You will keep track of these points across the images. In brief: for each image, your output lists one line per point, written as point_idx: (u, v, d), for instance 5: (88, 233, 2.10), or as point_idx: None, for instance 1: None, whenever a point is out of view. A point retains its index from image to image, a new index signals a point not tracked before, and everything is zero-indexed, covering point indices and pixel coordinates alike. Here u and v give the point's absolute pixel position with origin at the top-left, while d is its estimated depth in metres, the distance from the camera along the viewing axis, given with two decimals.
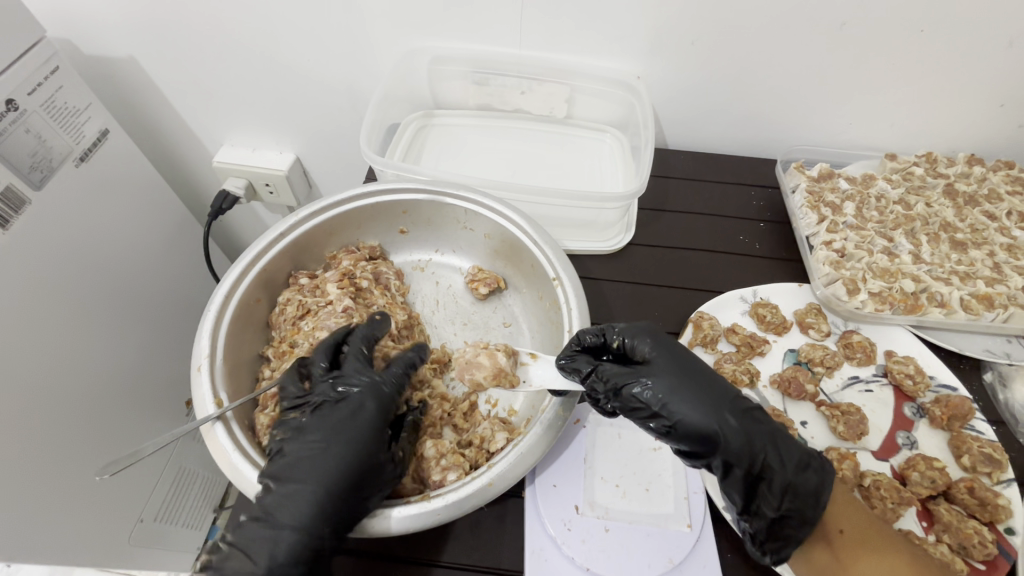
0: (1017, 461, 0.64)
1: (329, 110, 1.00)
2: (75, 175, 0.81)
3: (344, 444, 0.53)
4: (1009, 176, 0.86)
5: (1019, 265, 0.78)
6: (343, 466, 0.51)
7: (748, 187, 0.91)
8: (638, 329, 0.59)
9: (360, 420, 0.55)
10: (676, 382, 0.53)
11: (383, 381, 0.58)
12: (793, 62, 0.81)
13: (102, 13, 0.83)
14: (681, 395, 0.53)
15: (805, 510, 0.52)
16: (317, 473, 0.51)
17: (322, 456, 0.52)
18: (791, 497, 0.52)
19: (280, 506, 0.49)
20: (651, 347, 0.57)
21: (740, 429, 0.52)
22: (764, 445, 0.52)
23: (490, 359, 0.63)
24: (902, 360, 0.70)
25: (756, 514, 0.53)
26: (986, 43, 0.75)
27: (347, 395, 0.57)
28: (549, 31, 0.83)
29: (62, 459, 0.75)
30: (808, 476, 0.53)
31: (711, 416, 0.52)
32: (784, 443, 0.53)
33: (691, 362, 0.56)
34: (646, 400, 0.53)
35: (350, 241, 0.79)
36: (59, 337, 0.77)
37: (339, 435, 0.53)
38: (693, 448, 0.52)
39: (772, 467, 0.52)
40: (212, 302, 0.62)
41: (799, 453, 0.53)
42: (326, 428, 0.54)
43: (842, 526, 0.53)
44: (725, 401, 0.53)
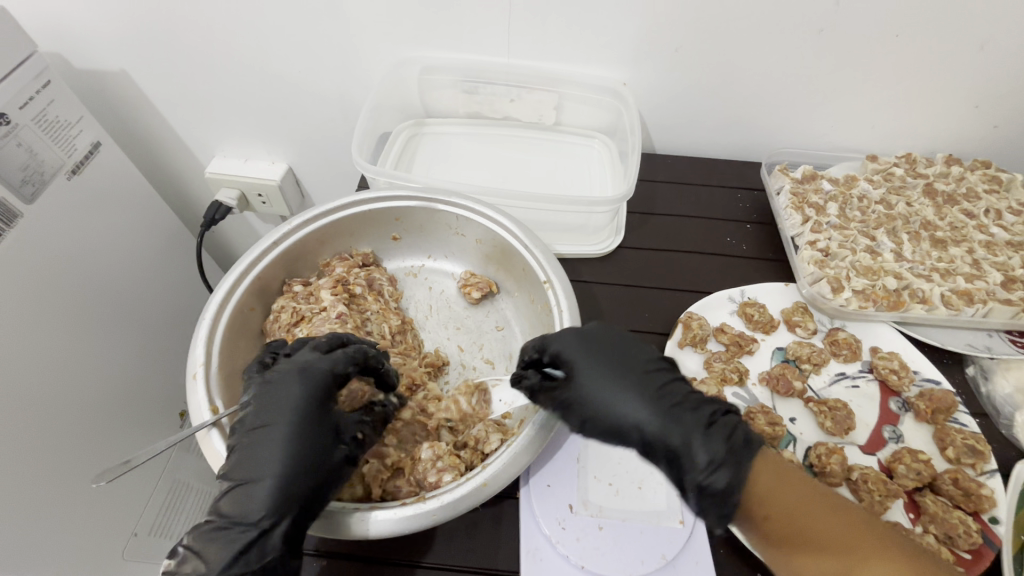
0: (999, 453, 0.65)
1: (320, 119, 1.01)
2: (67, 187, 0.81)
3: (278, 438, 0.51)
4: (986, 175, 0.88)
5: (997, 261, 0.80)
6: (279, 463, 0.50)
7: (735, 190, 0.93)
8: (565, 337, 0.59)
9: (291, 411, 0.52)
10: (595, 393, 0.55)
11: (321, 363, 0.56)
12: (774, 69, 0.83)
13: (94, 28, 0.84)
14: (598, 405, 0.55)
15: (725, 505, 0.48)
16: (262, 466, 0.50)
17: (263, 449, 0.51)
18: (707, 495, 0.49)
19: (229, 502, 0.50)
20: (574, 356, 0.57)
21: (664, 429, 0.52)
22: (679, 446, 0.51)
23: (452, 406, 0.63)
24: (887, 355, 0.71)
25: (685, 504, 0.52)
26: (959, 47, 0.78)
27: (280, 379, 0.54)
28: (536, 39, 0.85)
29: (57, 468, 0.75)
30: (721, 474, 0.49)
31: (632, 423, 0.53)
32: (708, 430, 0.51)
33: (619, 367, 0.56)
34: (574, 415, 0.55)
35: (343, 249, 0.80)
36: (55, 347, 0.77)
37: (276, 418, 0.52)
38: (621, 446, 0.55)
39: (687, 462, 0.50)
40: (207, 310, 0.63)
41: (725, 441, 0.51)
42: (262, 415, 0.53)
43: (768, 513, 0.48)
44: (649, 404, 0.54)
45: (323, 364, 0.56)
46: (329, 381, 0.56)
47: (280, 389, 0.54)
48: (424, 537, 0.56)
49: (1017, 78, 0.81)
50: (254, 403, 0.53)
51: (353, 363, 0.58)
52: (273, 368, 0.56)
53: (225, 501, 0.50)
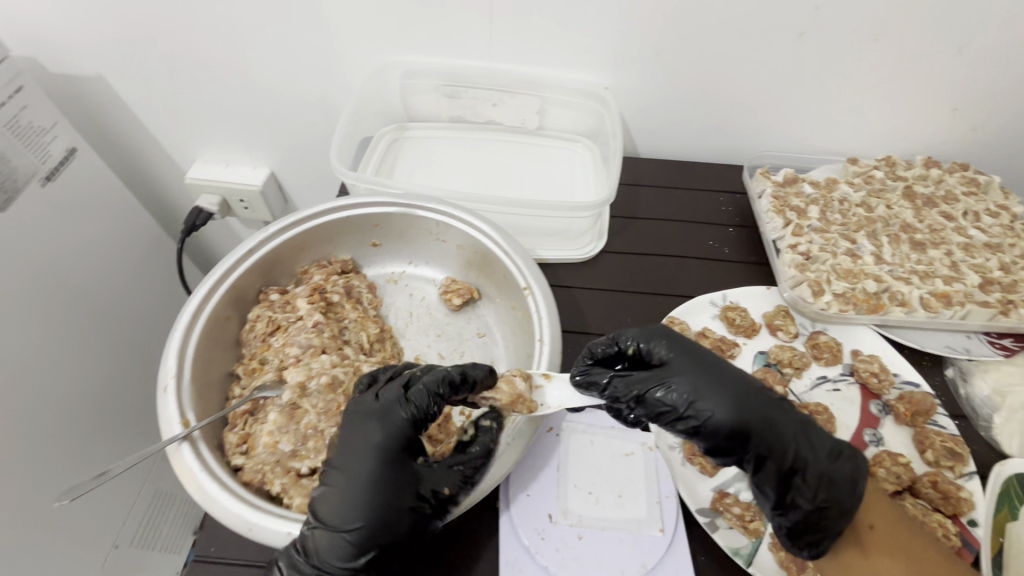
0: (977, 454, 0.66)
1: (301, 124, 1.00)
2: (41, 194, 0.79)
3: (366, 482, 0.49)
4: (964, 178, 0.89)
5: (975, 263, 0.81)
6: (371, 505, 0.48)
7: (717, 194, 0.93)
8: (651, 333, 0.58)
9: (374, 451, 0.50)
10: (699, 380, 0.53)
11: (403, 408, 0.52)
12: (754, 72, 0.83)
13: (68, 32, 0.83)
14: (705, 393, 0.52)
15: (841, 501, 0.52)
16: (353, 510, 0.48)
17: (354, 485, 0.49)
18: (826, 488, 0.52)
19: (315, 545, 0.47)
20: (668, 348, 0.56)
21: (771, 418, 0.52)
22: (796, 436, 0.52)
23: (507, 385, 0.56)
24: (867, 359, 0.72)
25: (789, 509, 0.52)
26: (936, 51, 0.78)
27: (360, 420, 0.52)
28: (517, 43, 0.84)
29: (34, 482, 0.73)
30: (842, 465, 0.52)
31: (740, 408, 0.52)
32: (813, 433, 0.54)
33: (709, 359, 0.55)
34: (673, 401, 0.53)
35: (322, 256, 0.79)
36: (31, 358, 0.76)
37: (366, 453, 0.50)
38: (724, 444, 0.52)
39: (805, 458, 0.52)
40: (180, 319, 0.62)
41: (829, 443, 0.53)
42: (346, 456, 0.50)
43: (873, 522, 0.53)
44: (754, 394, 0.53)
45: (403, 410, 0.52)
46: (412, 425, 0.52)
47: (362, 428, 0.51)
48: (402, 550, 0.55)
49: (992, 81, 0.82)
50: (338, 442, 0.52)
51: (439, 402, 0.53)
52: (365, 398, 0.54)
53: (318, 541, 0.47)
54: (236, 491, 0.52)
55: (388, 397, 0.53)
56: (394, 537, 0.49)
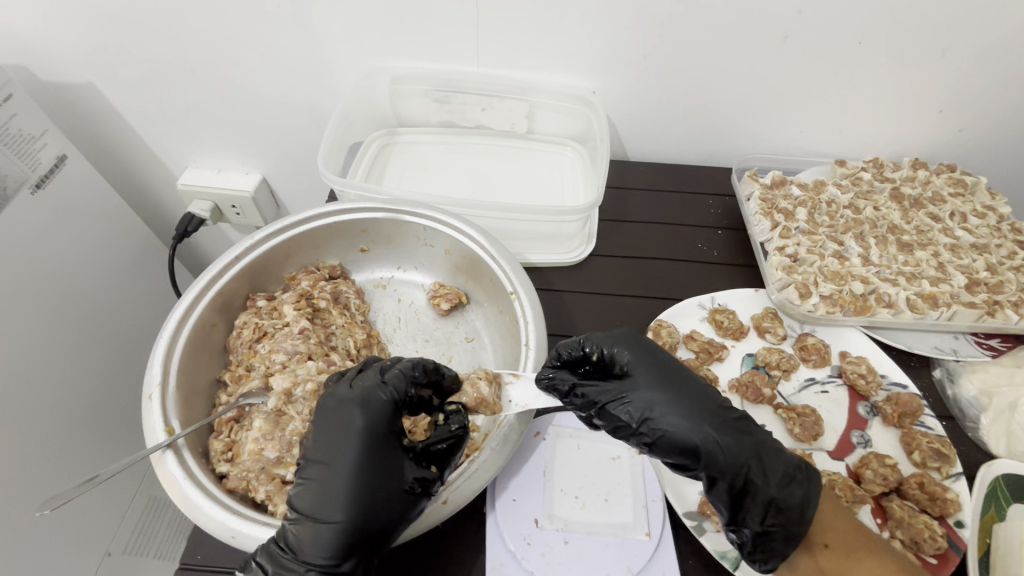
0: (965, 455, 0.66)
1: (292, 129, 1.00)
2: (31, 202, 0.79)
3: (351, 469, 0.49)
4: (951, 179, 0.90)
5: (962, 264, 0.81)
6: (358, 490, 0.49)
7: (706, 196, 0.94)
8: (618, 340, 0.59)
9: (359, 436, 0.51)
10: (656, 397, 0.53)
11: (380, 389, 0.54)
12: (742, 76, 0.84)
13: (58, 40, 0.83)
14: (661, 410, 0.53)
15: (789, 526, 0.51)
16: (338, 500, 0.48)
17: (337, 473, 0.49)
18: (775, 512, 0.51)
19: (301, 537, 0.47)
20: (632, 360, 0.57)
21: (723, 440, 0.52)
22: (750, 458, 0.52)
23: (472, 388, 0.57)
24: (855, 360, 0.72)
25: (742, 526, 0.52)
26: (922, 53, 0.79)
27: (340, 407, 0.52)
28: (506, 49, 0.84)
29: (28, 490, 0.74)
30: (792, 490, 0.52)
31: (692, 429, 0.52)
32: (769, 456, 0.53)
33: (672, 374, 0.56)
34: (629, 416, 0.54)
35: (309, 262, 0.79)
36: (27, 366, 0.76)
37: (347, 441, 0.51)
38: (678, 460, 0.53)
39: (756, 482, 0.51)
40: (166, 326, 0.62)
41: (784, 466, 0.53)
42: (328, 448, 0.51)
43: (829, 541, 0.51)
44: (709, 413, 0.53)
45: (382, 392, 0.53)
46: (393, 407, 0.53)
47: (340, 415, 0.52)
48: (390, 556, 0.55)
49: (978, 84, 0.82)
50: (314, 435, 0.52)
51: (414, 381, 0.55)
52: (337, 389, 0.54)
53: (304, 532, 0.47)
54: (218, 497, 0.52)
55: (365, 384, 0.54)
56: (384, 525, 0.48)
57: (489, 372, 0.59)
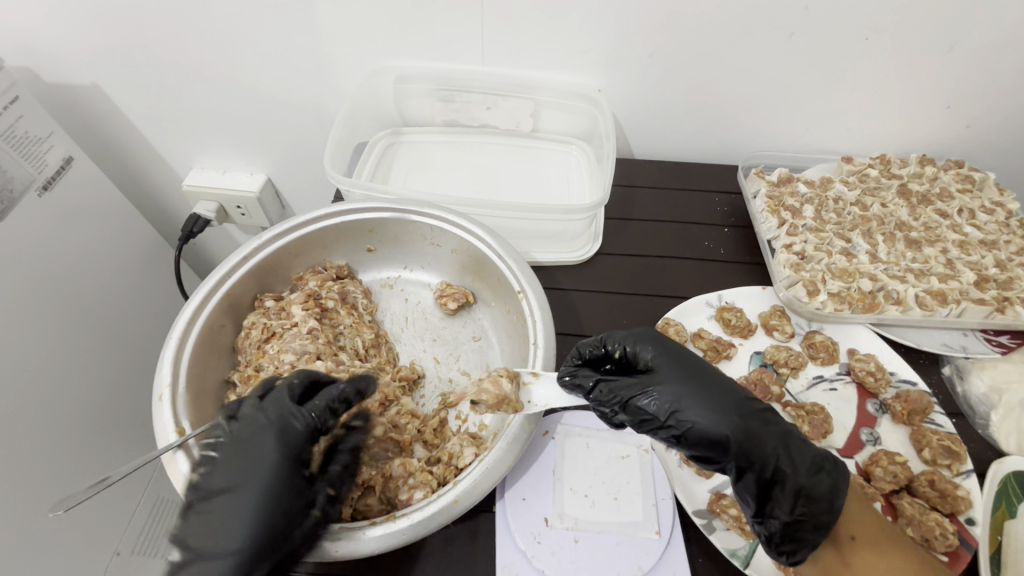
0: (975, 452, 0.66)
1: (297, 129, 1.00)
2: (39, 205, 0.79)
3: (252, 496, 0.49)
4: (959, 175, 0.89)
5: (970, 260, 0.81)
6: (257, 514, 0.49)
7: (712, 194, 0.93)
8: (639, 337, 0.59)
9: (263, 467, 0.51)
10: (682, 388, 0.53)
11: (296, 418, 0.54)
12: (748, 73, 0.83)
13: (63, 41, 0.83)
14: (688, 402, 0.52)
15: (819, 516, 0.50)
16: (242, 530, 0.48)
17: (235, 501, 0.49)
18: (804, 502, 0.51)
19: (197, 566, 0.46)
20: (654, 354, 0.57)
21: (752, 430, 0.51)
22: (778, 448, 0.51)
23: (494, 386, 0.57)
24: (864, 358, 0.72)
25: (769, 517, 0.52)
26: (930, 48, 0.78)
27: (249, 438, 0.52)
28: (511, 47, 0.84)
29: (39, 491, 0.74)
30: (821, 479, 0.51)
31: (721, 419, 0.51)
32: (796, 447, 0.52)
33: (697, 367, 0.55)
34: (654, 409, 0.53)
35: (316, 262, 0.79)
36: (39, 367, 0.77)
37: (248, 471, 0.50)
38: (706, 453, 0.51)
39: (785, 471, 0.51)
40: (175, 327, 0.62)
41: (812, 456, 0.52)
42: (230, 476, 0.50)
43: (854, 532, 0.52)
44: (736, 404, 0.52)
45: (296, 420, 0.54)
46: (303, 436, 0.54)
47: (250, 445, 0.52)
48: (401, 556, 0.55)
49: (987, 79, 0.82)
50: (223, 459, 0.51)
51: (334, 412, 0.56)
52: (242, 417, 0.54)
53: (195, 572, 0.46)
54: None
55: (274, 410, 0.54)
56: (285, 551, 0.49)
57: (510, 370, 0.60)
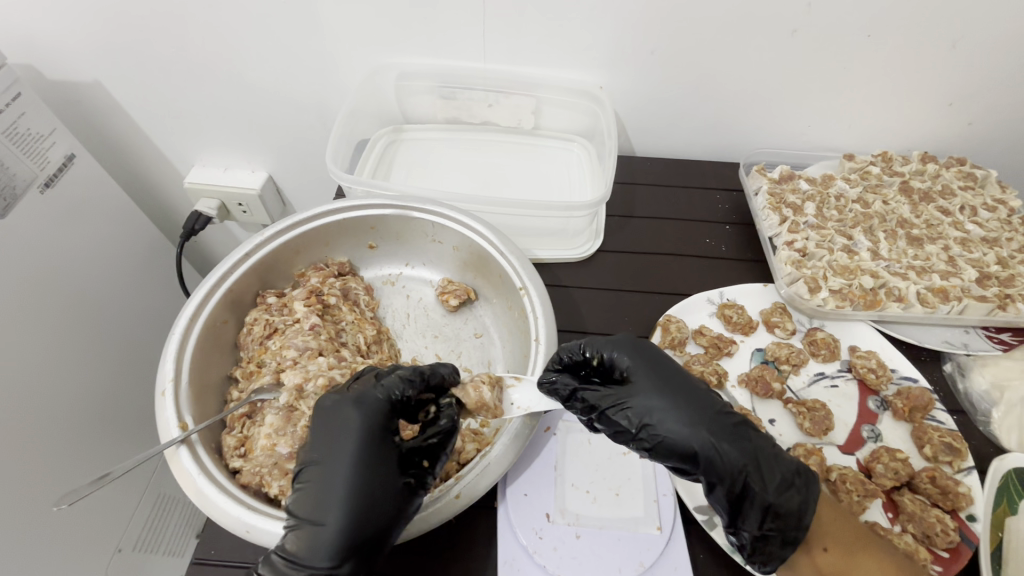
0: (977, 449, 0.66)
1: (298, 126, 1.00)
2: (40, 201, 0.79)
3: (347, 464, 0.50)
4: (961, 172, 0.89)
5: (972, 257, 0.81)
6: (352, 483, 0.49)
7: (713, 191, 0.93)
8: (619, 345, 0.59)
9: (353, 437, 0.51)
10: (654, 402, 0.54)
11: (375, 389, 0.54)
12: (750, 70, 0.83)
13: (66, 38, 0.83)
14: (659, 416, 0.53)
15: (787, 531, 0.52)
16: (340, 502, 0.48)
17: (330, 472, 0.49)
18: (773, 518, 0.52)
19: (298, 537, 0.47)
20: (632, 365, 0.57)
21: (723, 447, 0.52)
22: (748, 464, 0.52)
23: (473, 393, 0.57)
24: (865, 354, 0.72)
25: (740, 529, 0.53)
26: (932, 45, 0.78)
27: (337, 410, 0.53)
28: (513, 44, 0.84)
29: (42, 487, 0.74)
30: (791, 496, 0.52)
31: (691, 435, 0.52)
32: (769, 463, 0.53)
33: (672, 379, 0.56)
34: (627, 422, 0.54)
35: (318, 258, 0.79)
36: (43, 366, 0.77)
37: (341, 444, 0.51)
38: (677, 465, 0.53)
39: (755, 487, 0.52)
40: (178, 322, 0.62)
41: (784, 471, 0.53)
42: (323, 450, 0.51)
43: (829, 545, 0.53)
44: (709, 419, 0.53)
45: (379, 391, 0.54)
46: (388, 408, 0.53)
47: (338, 419, 0.52)
48: (402, 551, 0.55)
49: (988, 76, 0.82)
50: (314, 434, 0.52)
51: (412, 384, 0.56)
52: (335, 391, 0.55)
53: None
54: (233, 493, 0.52)
55: (362, 386, 0.55)
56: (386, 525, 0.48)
57: (492, 376, 0.59)
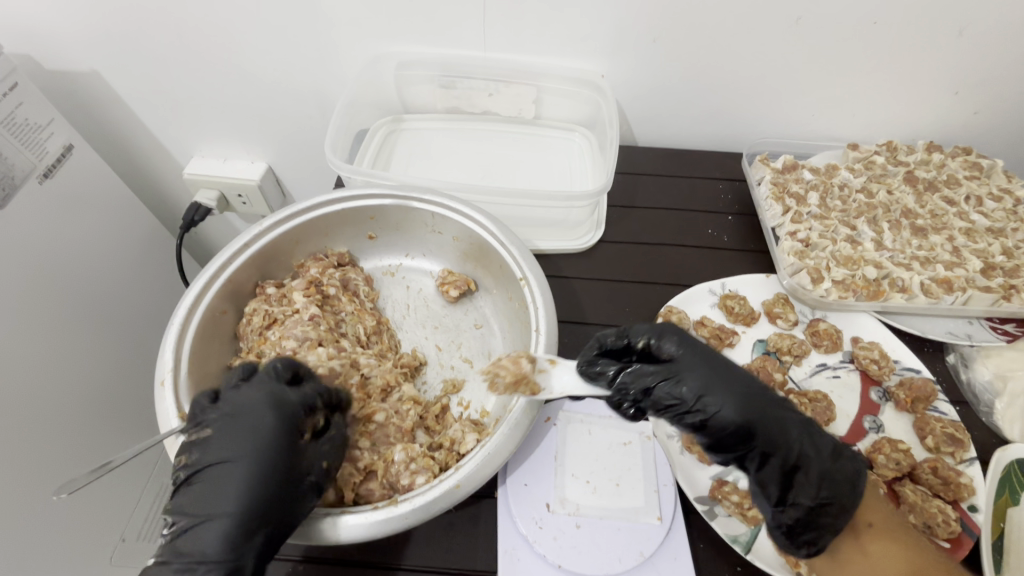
0: (979, 440, 0.65)
1: (297, 116, 0.99)
2: (39, 192, 0.79)
3: (246, 467, 0.49)
4: (967, 162, 0.88)
5: (977, 248, 0.80)
6: (247, 482, 0.49)
7: (716, 181, 0.93)
8: (663, 329, 0.57)
9: (250, 440, 0.50)
10: (709, 376, 0.52)
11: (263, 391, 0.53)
12: (753, 58, 0.82)
13: (62, 28, 0.82)
14: (716, 389, 0.52)
15: (844, 498, 0.50)
16: (237, 501, 0.48)
17: (227, 477, 0.49)
18: (830, 485, 0.50)
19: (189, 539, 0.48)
20: (679, 345, 0.55)
21: (779, 418, 0.51)
22: (802, 434, 0.52)
23: (512, 364, 0.59)
24: (867, 345, 0.71)
25: (792, 504, 0.51)
26: (939, 32, 0.77)
27: (237, 412, 0.52)
28: (513, 32, 0.83)
29: (45, 476, 0.74)
30: (844, 463, 0.51)
31: (747, 403, 0.51)
32: (817, 432, 0.53)
33: (721, 358, 0.54)
34: (682, 396, 0.52)
35: (318, 248, 0.78)
36: (46, 356, 0.78)
37: (237, 445, 0.50)
38: (732, 439, 0.51)
39: (809, 456, 0.51)
40: (176, 313, 0.62)
41: (833, 441, 0.53)
42: (219, 451, 0.50)
43: (872, 520, 0.50)
44: (758, 392, 0.53)
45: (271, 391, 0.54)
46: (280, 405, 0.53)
47: (230, 423, 0.51)
48: (401, 542, 0.55)
49: (996, 63, 0.80)
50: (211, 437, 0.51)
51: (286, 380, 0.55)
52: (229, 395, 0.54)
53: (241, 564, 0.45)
54: None
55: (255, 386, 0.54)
56: (280, 513, 0.49)
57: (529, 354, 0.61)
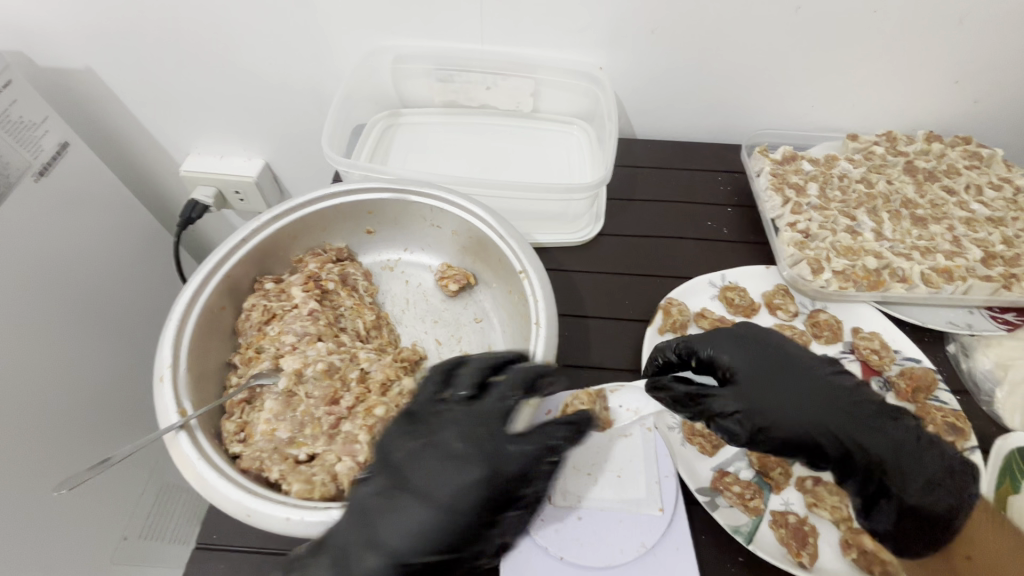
0: (980, 428, 0.66)
1: (294, 112, 0.99)
2: (36, 189, 0.79)
3: (442, 492, 0.47)
4: (966, 151, 0.88)
5: (977, 237, 0.80)
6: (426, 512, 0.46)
7: (715, 173, 0.92)
8: (721, 344, 0.60)
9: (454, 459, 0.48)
10: (763, 399, 0.55)
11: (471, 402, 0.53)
12: (751, 49, 0.82)
13: (56, 25, 0.81)
14: (777, 413, 0.54)
15: (936, 531, 0.52)
16: (401, 527, 0.45)
17: (398, 507, 0.46)
18: (912, 516, 0.53)
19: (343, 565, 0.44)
20: (735, 363, 0.58)
21: (853, 438, 0.54)
22: (887, 457, 0.54)
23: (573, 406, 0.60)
24: (868, 335, 0.72)
25: (872, 520, 0.55)
26: (938, 21, 0.76)
27: (448, 425, 0.51)
28: (511, 24, 0.83)
29: (46, 475, 0.74)
30: (938, 495, 0.53)
31: (811, 426, 0.54)
32: (909, 455, 0.54)
33: (781, 374, 0.57)
34: (740, 423, 0.54)
35: (316, 243, 0.78)
36: (45, 354, 0.78)
37: (433, 463, 0.48)
38: (795, 456, 0.55)
39: (895, 483, 0.53)
40: (175, 309, 0.61)
41: (931, 469, 0.53)
42: (395, 471, 0.49)
43: (972, 554, 0.51)
44: (826, 410, 0.55)
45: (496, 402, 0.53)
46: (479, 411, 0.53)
47: (403, 444, 0.50)
48: None
49: (995, 52, 0.80)
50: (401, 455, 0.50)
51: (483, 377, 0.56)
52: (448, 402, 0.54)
53: None
54: (234, 478, 0.52)
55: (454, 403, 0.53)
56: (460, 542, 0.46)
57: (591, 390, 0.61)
